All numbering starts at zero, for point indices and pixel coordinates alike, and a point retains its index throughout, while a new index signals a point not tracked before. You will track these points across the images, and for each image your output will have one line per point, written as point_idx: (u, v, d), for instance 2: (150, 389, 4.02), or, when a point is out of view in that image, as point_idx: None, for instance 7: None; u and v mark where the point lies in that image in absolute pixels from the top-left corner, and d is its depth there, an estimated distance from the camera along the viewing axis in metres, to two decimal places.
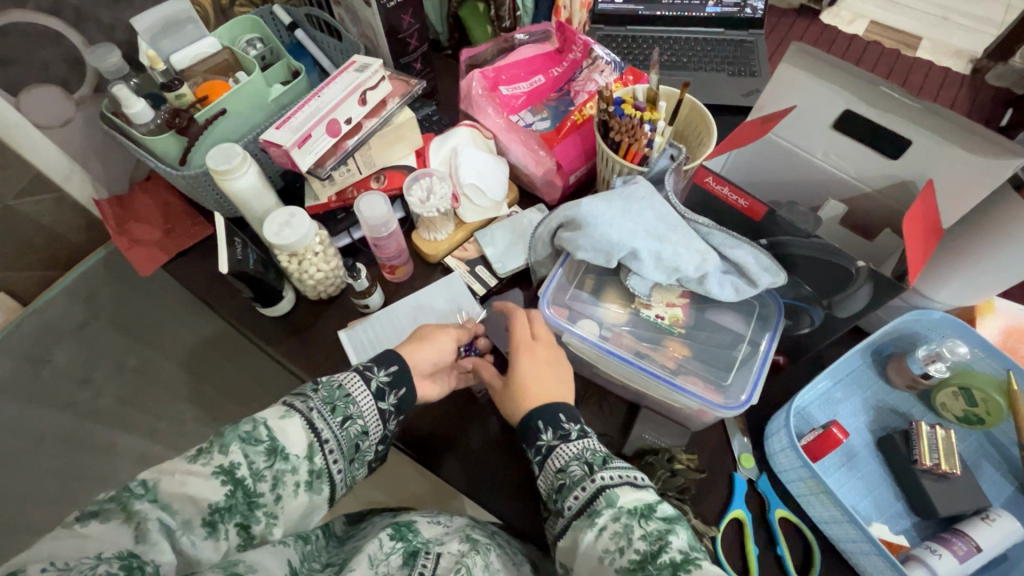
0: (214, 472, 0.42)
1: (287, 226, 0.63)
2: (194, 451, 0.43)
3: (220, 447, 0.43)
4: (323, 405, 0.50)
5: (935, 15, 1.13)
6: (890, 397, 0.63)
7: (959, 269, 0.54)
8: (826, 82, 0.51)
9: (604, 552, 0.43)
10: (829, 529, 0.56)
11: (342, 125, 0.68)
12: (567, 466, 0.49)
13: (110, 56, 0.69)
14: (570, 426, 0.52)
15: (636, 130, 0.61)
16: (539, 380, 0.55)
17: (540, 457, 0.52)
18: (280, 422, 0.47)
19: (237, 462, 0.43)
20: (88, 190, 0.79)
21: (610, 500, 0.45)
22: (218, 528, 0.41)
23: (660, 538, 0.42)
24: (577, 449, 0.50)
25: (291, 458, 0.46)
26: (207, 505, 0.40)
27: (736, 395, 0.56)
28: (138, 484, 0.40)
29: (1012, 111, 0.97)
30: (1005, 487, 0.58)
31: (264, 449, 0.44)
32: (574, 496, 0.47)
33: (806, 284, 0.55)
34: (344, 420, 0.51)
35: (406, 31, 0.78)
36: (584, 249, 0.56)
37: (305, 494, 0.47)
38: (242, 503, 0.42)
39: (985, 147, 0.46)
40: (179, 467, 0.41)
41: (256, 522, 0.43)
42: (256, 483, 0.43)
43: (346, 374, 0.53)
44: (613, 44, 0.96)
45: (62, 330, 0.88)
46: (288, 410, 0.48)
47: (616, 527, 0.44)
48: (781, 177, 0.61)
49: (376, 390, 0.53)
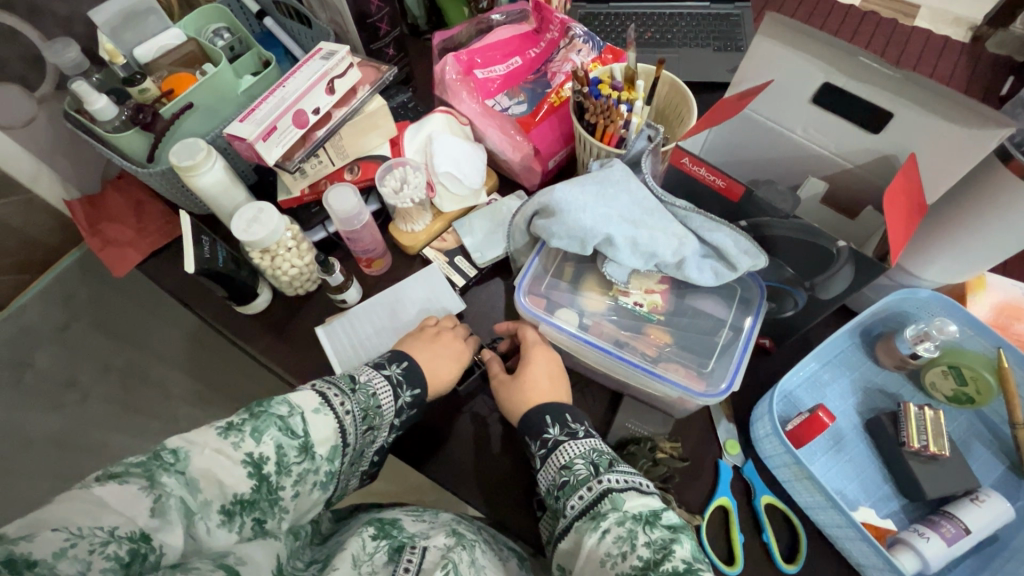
0: (242, 461, 0.40)
1: (255, 222, 0.61)
2: (225, 424, 0.41)
3: (255, 431, 0.41)
4: (357, 411, 0.49)
5: None
6: (878, 377, 0.62)
7: (947, 246, 0.53)
8: (804, 54, 0.48)
9: (606, 555, 0.43)
10: (815, 515, 0.55)
11: (309, 116, 0.65)
12: (573, 464, 0.49)
13: (68, 51, 0.66)
14: (577, 426, 0.53)
15: (610, 111, 0.59)
16: (544, 382, 0.57)
17: (543, 451, 0.52)
18: (314, 417, 0.45)
19: (267, 454, 0.41)
20: (58, 191, 0.76)
21: (615, 503, 0.45)
22: (234, 518, 0.40)
23: (664, 546, 0.41)
24: (584, 448, 0.50)
25: (318, 458, 0.44)
26: (231, 493, 0.39)
27: (716, 383, 0.54)
28: (169, 452, 0.38)
29: (1012, 80, 0.94)
30: (996, 466, 0.57)
31: (296, 445, 0.43)
32: (578, 496, 0.47)
33: (788, 266, 0.53)
34: (368, 429, 0.50)
35: (375, 15, 0.75)
36: (558, 236, 0.55)
37: (319, 494, 0.46)
38: (264, 498, 0.41)
39: (970, 118, 0.43)
40: (211, 442, 0.40)
41: (271, 518, 0.42)
42: (279, 479, 0.42)
43: (379, 383, 0.53)
44: (594, 23, 0.93)
45: (42, 333, 0.88)
46: (322, 405, 0.46)
47: (620, 531, 0.43)
48: (762, 155, 0.59)
49: (398, 407, 0.54)
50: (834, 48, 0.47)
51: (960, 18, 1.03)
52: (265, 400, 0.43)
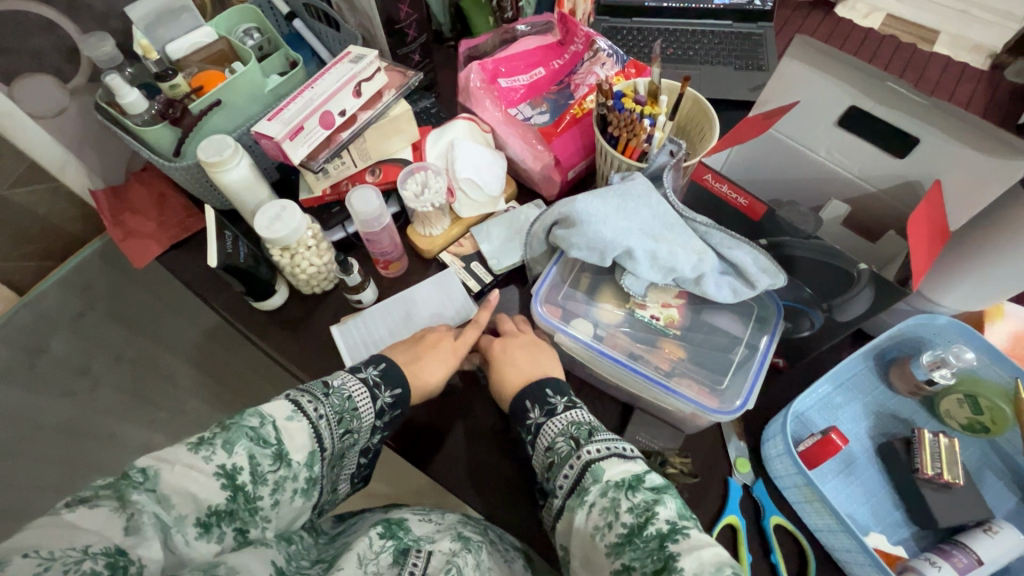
0: (215, 473, 0.40)
1: (278, 220, 0.62)
2: (196, 439, 0.41)
3: (225, 442, 0.41)
4: (332, 415, 0.49)
5: (954, 9, 1.11)
6: (892, 403, 0.61)
7: (968, 273, 0.52)
8: (829, 77, 0.49)
9: (594, 528, 0.43)
10: (825, 537, 0.54)
11: (336, 117, 0.67)
12: (554, 443, 0.50)
13: (103, 45, 0.68)
14: (557, 401, 0.53)
15: (634, 125, 0.60)
16: (529, 364, 0.58)
17: (530, 437, 0.53)
18: (286, 424, 0.45)
19: (240, 464, 0.41)
20: (84, 180, 0.77)
21: (596, 475, 0.45)
22: (213, 530, 0.39)
23: (647, 509, 0.41)
24: (563, 424, 0.51)
25: (294, 464, 0.44)
26: (206, 505, 0.39)
27: (730, 400, 0.54)
28: (138, 472, 0.38)
29: None
30: (1008, 498, 0.57)
31: (270, 453, 0.43)
32: (563, 475, 0.47)
33: (806, 286, 0.53)
34: (345, 433, 0.50)
35: (403, 21, 0.76)
36: (578, 247, 0.55)
37: (301, 500, 0.45)
38: (242, 509, 0.41)
39: (997, 147, 0.43)
40: (181, 457, 0.40)
41: (254, 527, 0.42)
42: (256, 488, 0.42)
43: (354, 386, 0.53)
44: (617, 37, 0.95)
45: (58, 320, 0.91)
46: (295, 412, 0.46)
47: (604, 502, 0.43)
48: (783, 175, 0.59)
49: (379, 409, 0.54)
50: (860, 73, 0.48)
51: (979, 45, 1.05)
52: (236, 413, 0.43)
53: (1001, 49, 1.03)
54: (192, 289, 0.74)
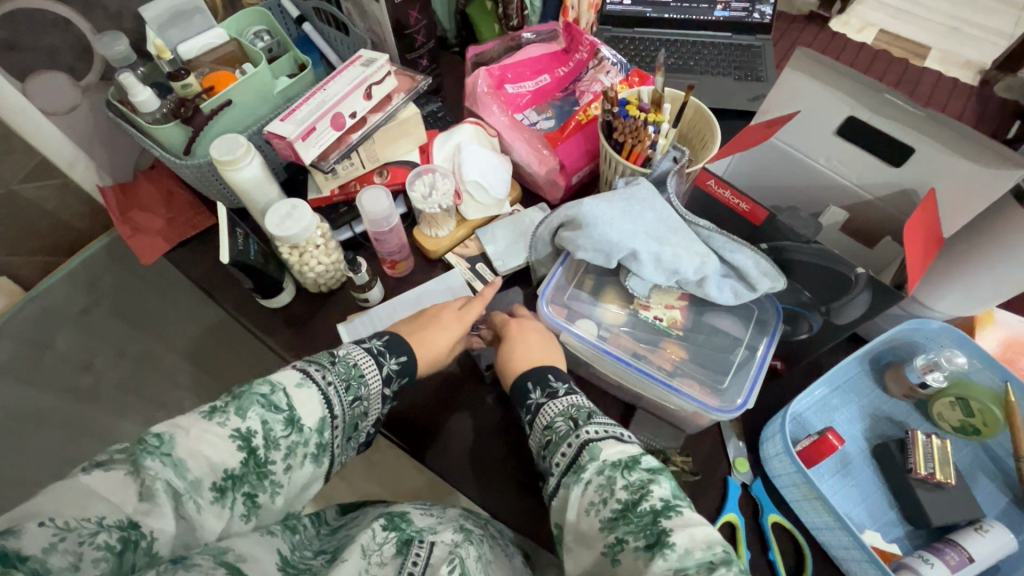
0: (231, 435, 0.41)
1: (289, 218, 0.63)
2: (209, 408, 0.42)
3: (238, 408, 0.42)
4: (339, 382, 0.50)
5: (945, 26, 1.15)
6: (886, 405, 0.63)
7: (958, 279, 0.54)
8: (828, 87, 0.51)
9: (589, 504, 0.44)
10: (821, 535, 0.56)
11: (346, 119, 0.68)
12: (553, 423, 0.51)
13: (117, 44, 0.69)
14: (558, 385, 0.54)
15: (639, 131, 0.61)
16: (539, 347, 0.58)
17: (529, 417, 0.53)
18: (297, 391, 0.46)
19: (254, 428, 0.42)
20: (93, 176, 0.78)
21: (593, 453, 0.46)
22: (226, 494, 0.40)
23: (642, 486, 0.42)
24: (563, 405, 0.51)
25: (305, 430, 0.45)
26: (222, 468, 0.40)
27: (731, 398, 0.55)
28: (154, 437, 0.39)
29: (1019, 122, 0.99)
30: (999, 498, 0.58)
31: (281, 419, 0.44)
32: (561, 453, 0.48)
33: (806, 290, 0.55)
34: (355, 400, 0.50)
35: (413, 27, 0.78)
36: (584, 249, 0.56)
37: (312, 466, 0.46)
38: (254, 472, 0.41)
39: (988, 157, 0.46)
40: (195, 424, 0.40)
41: (263, 492, 0.42)
42: (268, 452, 0.42)
43: (359, 354, 0.53)
44: (620, 46, 0.97)
45: (65, 315, 0.90)
46: (304, 379, 0.47)
47: (600, 480, 0.44)
48: (783, 182, 0.60)
49: (385, 376, 0.54)
50: (858, 84, 0.50)
51: (969, 62, 1.09)
52: (246, 383, 0.44)
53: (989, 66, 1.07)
54: (199, 287, 0.75)
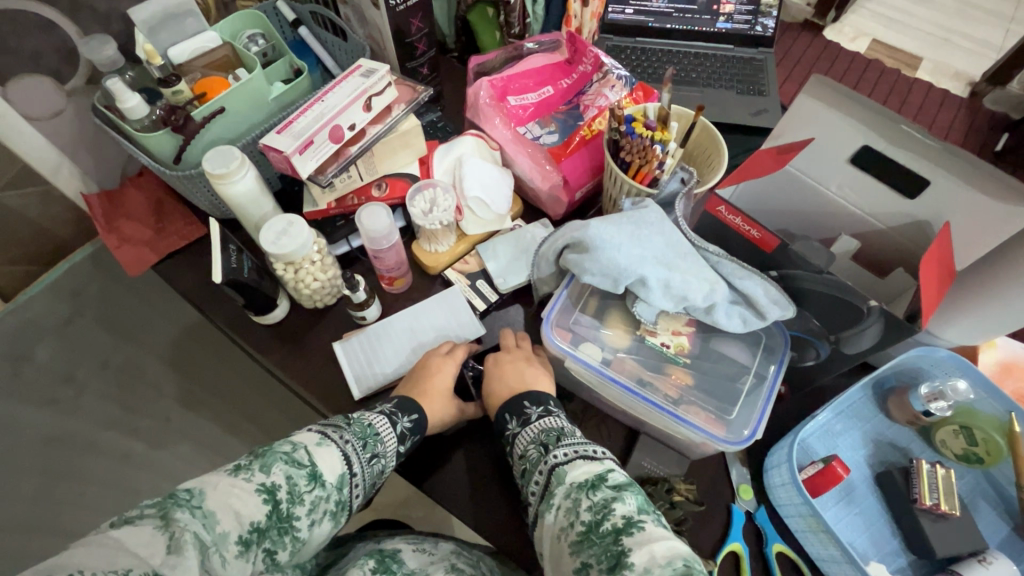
0: (257, 489, 0.42)
1: (285, 235, 0.60)
2: (234, 465, 0.43)
3: (263, 465, 0.44)
4: (356, 441, 0.51)
5: (913, 50, 1.37)
6: (889, 431, 0.63)
7: (968, 310, 0.54)
8: (844, 115, 0.50)
9: (559, 529, 0.45)
10: (827, 567, 0.55)
11: (345, 131, 0.66)
12: (526, 451, 0.52)
13: (106, 48, 0.66)
14: (533, 410, 0.55)
15: (648, 151, 0.59)
16: (515, 377, 0.59)
17: (507, 446, 0.55)
18: (317, 449, 0.47)
19: (278, 483, 0.43)
20: (77, 184, 0.76)
21: (560, 478, 0.48)
22: (250, 548, 0.41)
23: (604, 506, 0.44)
24: (535, 432, 0.53)
25: (327, 485, 0.46)
26: (248, 522, 0.41)
27: (738, 430, 0.54)
28: (184, 491, 0.40)
29: (1004, 134, 1.22)
30: (1000, 528, 0.58)
31: (305, 473, 0.45)
32: (535, 480, 0.50)
33: (815, 318, 0.54)
34: (372, 458, 0.51)
35: (414, 35, 0.76)
36: (591, 273, 0.55)
37: (330, 523, 0.47)
38: (275, 527, 0.42)
39: (1005, 193, 0.45)
40: (222, 479, 0.42)
41: (282, 548, 0.43)
42: (292, 507, 0.43)
43: (375, 416, 0.54)
44: (622, 56, 0.96)
45: (48, 326, 0.85)
46: (323, 438, 0.49)
47: (567, 503, 0.46)
48: (792, 207, 0.59)
49: (399, 434, 0.55)
50: (875, 112, 0.49)
51: (958, 74, 1.33)
52: (269, 442, 0.46)
53: (976, 78, 1.30)
54: (189, 300, 0.72)
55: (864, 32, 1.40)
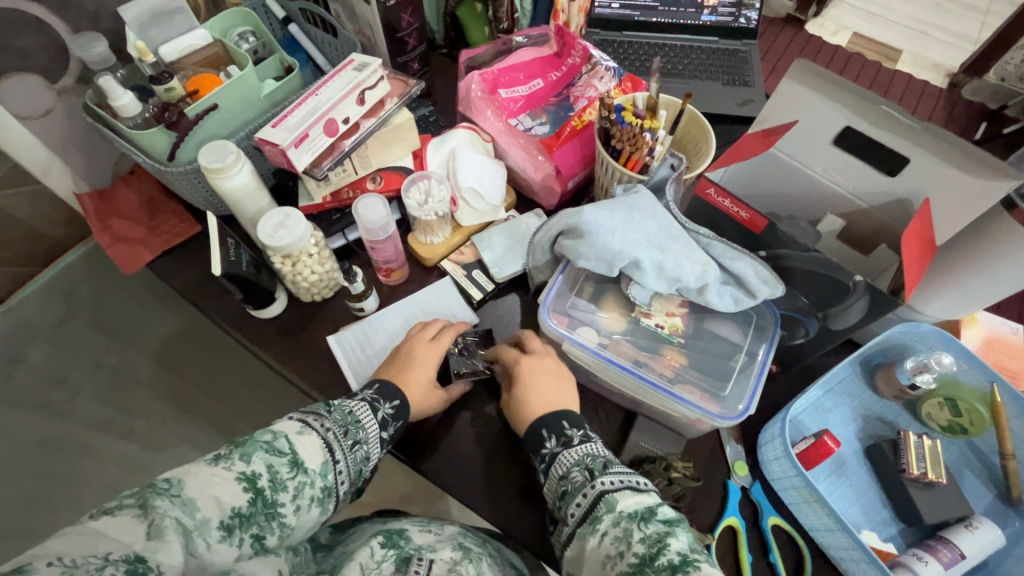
0: (236, 478, 0.43)
1: (282, 227, 0.61)
2: (213, 455, 0.44)
3: (241, 454, 0.44)
4: (337, 428, 0.51)
5: (893, 42, 1.40)
6: (877, 406, 0.65)
7: (950, 286, 0.56)
8: (827, 98, 0.51)
9: (606, 557, 0.45)
10: (819, 536, 0.57)
11: (339, 125, 0.67)
12: (569, 473, 0.51)
13: (96, 45, 0.67)
14: (573, 433, 0.54)
15: (637, 138, 0.61)
16: (553, 393, 0.58)
17: (544, 465, 0.54)
18: (297, 438, 0.48)
19: (259, 471, 0.44)
20: (68, 182, 0.76)
21: (609, 505, 0.47)
22: (234, 533, 0.41)
23: (659, 540, 0.43)
24: (579, 455, 0.52)
25: (310, 472, 0.47)
26: (229, 507, 0.41)
27: (733, 405, 0.56)
28: (163, 481, 0.40)
29: (984, 123, 1.24)
30: (985, 495, 0.60)
31: (286, 461, 0.46)
32: (576, 503, 0.49)
33: (803, 295, 0.56)
34: (354, 444, 0.52)
35: (404, 30, 0.76)
36: (586, 258, 0.56)
37: (317, 509, 0.47)
38: (261, 512, 0.43)
39: (980, 169, 0.47)
40: (201, 469, 0.42)
41: (270, 534, 0.44)
42: (275, 493, 0.44)
43: (356, 402, 0.54)
44: (609, 49, 0.97)
45: (39, 328, 0.86)
46: (304, 427, 0.49)
47: (616, 532, 0.45)
48: (778, 189, 0.61)
49: (381, 420, 0.55)
50: (856, 95, 0.51)
51: (937, 65, 1.36)
52: (249, 432, 0.47)
53: (954, 69, 1.34)
54: (185, 297, 0.73)
55: (845, 26, 1.43)
